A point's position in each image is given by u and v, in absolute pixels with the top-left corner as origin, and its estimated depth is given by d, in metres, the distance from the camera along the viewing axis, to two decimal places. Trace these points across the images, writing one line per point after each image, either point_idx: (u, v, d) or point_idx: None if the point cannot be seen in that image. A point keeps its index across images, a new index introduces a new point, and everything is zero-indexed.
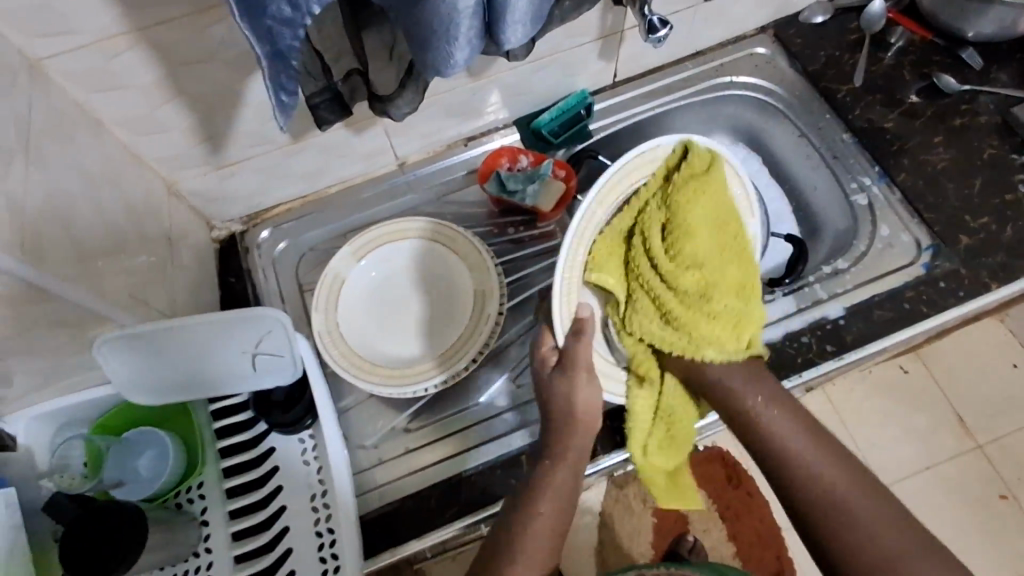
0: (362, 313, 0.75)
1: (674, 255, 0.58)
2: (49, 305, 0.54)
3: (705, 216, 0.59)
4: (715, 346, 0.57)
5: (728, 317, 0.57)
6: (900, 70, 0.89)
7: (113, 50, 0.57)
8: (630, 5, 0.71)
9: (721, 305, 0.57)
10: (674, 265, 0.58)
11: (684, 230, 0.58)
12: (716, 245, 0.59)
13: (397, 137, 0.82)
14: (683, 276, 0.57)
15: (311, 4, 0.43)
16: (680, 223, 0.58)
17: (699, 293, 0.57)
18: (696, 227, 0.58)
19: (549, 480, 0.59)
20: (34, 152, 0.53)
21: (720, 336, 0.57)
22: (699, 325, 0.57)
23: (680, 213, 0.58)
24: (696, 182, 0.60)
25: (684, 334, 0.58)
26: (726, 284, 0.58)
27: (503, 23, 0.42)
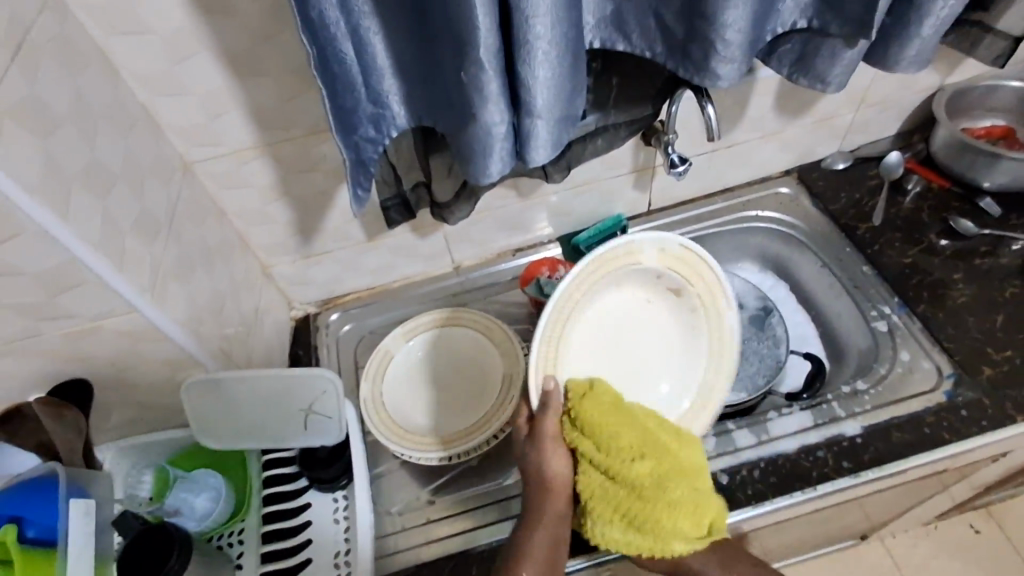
0: (403, 387, 0.85)
1: (609, 456, 0.60)
2: (156, 346, 0.67)
3: (623, 417, 0.61)
4: (681, 537, 0.59)
5: (687, 508, 0.59)
6: (920, 213, 0.96)
7: (244, 159, 0.75)
8: (658, 145, 0.85)
9: (681, 496, 0.59)
10: (622, 465, 0.59)
11: (608, 434, 0.60)
12: (646, 436, 0.61)
13: (455, 244, 0.96)
14: (637, 469, 0.59)
15: (390, 130, 0.59)
16: (603, 433, 0.60)
17: (656, 485, 0.58)
18: (623, 430, 0.60)
19: (525, 546, 0.62)
20: (174, 228, 0.68)
21: (684, 527, 0.59)
22: (662, 517, 0.58)
23: (599, 425, 0.60)
24: (593, 394, 0.62)
25: (650, 534, 0.59)
26: (673, 472, 0.60)
27: (529, 148, 0.56)
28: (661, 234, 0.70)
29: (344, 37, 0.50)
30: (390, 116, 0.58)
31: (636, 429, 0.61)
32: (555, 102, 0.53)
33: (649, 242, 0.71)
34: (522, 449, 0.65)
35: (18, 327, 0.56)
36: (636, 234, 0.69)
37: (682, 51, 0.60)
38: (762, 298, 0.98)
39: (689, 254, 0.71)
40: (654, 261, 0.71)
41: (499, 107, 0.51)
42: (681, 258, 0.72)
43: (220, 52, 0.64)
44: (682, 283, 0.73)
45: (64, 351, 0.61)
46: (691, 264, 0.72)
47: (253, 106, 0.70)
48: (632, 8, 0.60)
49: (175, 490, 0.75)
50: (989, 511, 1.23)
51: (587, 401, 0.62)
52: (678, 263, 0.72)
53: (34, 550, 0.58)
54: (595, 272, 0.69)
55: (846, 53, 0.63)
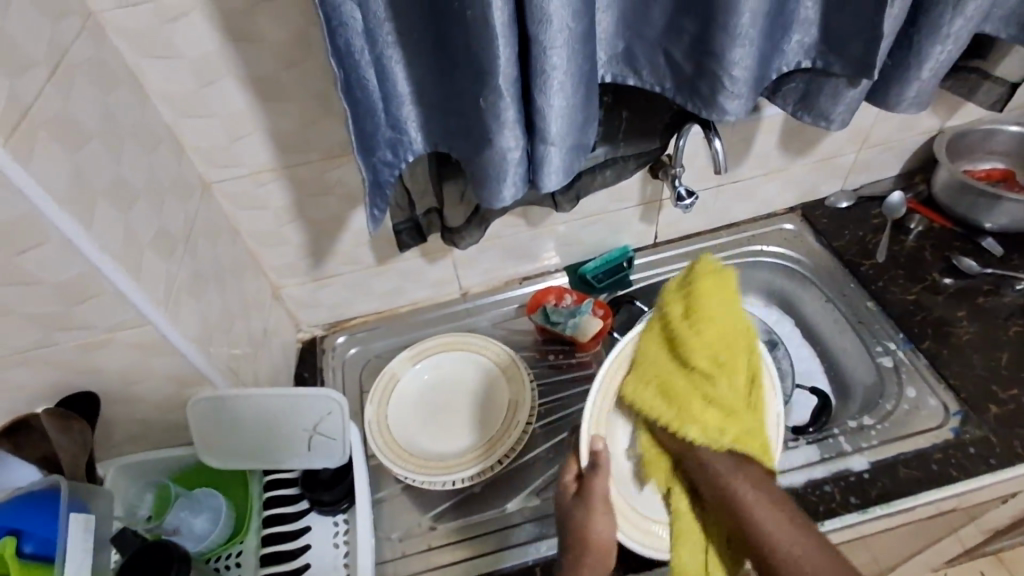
0: (408, 409, 0.85)
1: (692, 335, 0.57)
2: (165, 361, 0.67)
3: (728, 312, 0.58)
4: (698, 426, 0.56)
5: (720, 408, 0.57)
6: (923, 251, 0.97)
7: (262, 180, 0.77)
8: (664, 179, 0.87)
9: (721, 394, 0.56)
10: (691, 340, 0.57)
11: (701, 314, 0.57)
12: (730, 340, 0.57)
13: (463, 270, 0.97)
14: (698, 355, 0.56)
15: (406, 154, 0.61)
16: (700, 306, 0.57)
17: (706, 374, 0.56)
18: (719, 314, 0.57)
19: None
20: (190, 245, 0.70)
21: (706, 421, 0.56)
22: (692, 402, 0.56)
23: (698, 301, 0.57)
24: (711, 276, 0.59)
25: (673, 408, 0.57)
26: (731, 377, 0.57)
27: (542, 172, 0.57)
28: None
29: (367, 64, 0.52)
30: (407, 141, 0.60)
31: (726, 328, 0.57)
32: (568, 129, 0.55)
33: None
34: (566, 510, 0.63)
35: (32, 336, 0.57)
36: None
37: (690, 86, 0.63)
38: (767, 331, 0.98)
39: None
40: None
41: (514, 133, 0.53)
42: None
43: (244, 77, 0.67)
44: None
45: (75, 362, 0.62)
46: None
47: (274, 129, 0.72)
48: (642, 45, 0.62)
49: (174, 509, 0.74)
50: (1001, 559, 1.25)
51: (702, 277, 0.59)
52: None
53: (30, 565, 0.58)
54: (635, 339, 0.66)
55: (849, 92, 0.65)
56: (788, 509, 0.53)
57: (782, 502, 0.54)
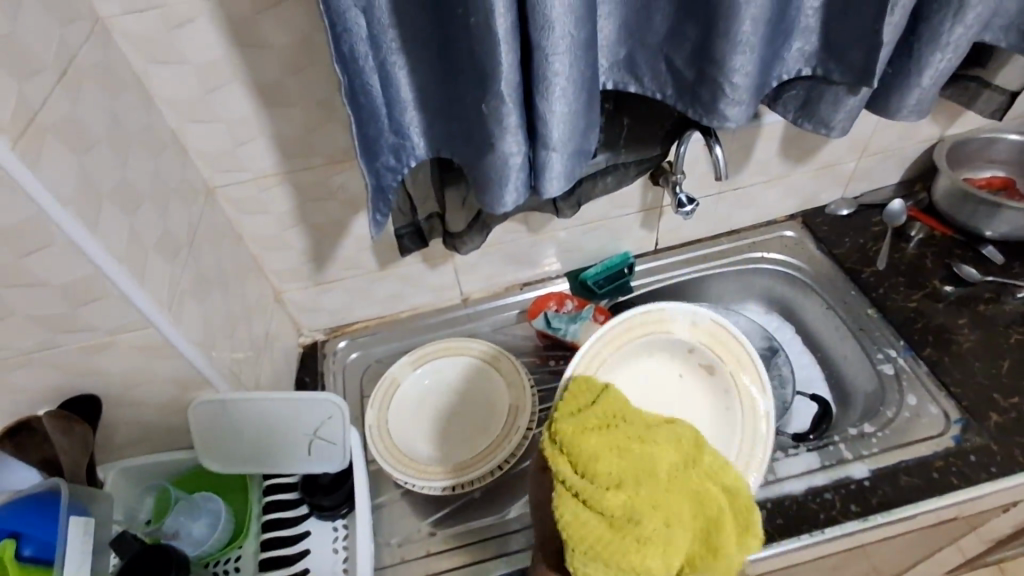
0: (409, 414, 0.85)
1: (586, 483, 0.49)
2: (167, 365, 0.67)
3: (606, 430, 0.52)
4: (648, 574, 0.47)
5: (658, 541, 0.48)
6: (923, 259, 0.97)
7: (266, 185, 0.77)
8: (665, 185, 0.87)
9: (651, 527, 0.48)
10: (594, 488, 0.49)
11: (585, 458, 0.49)
12: (622, 454, 0.50)
13: (464, 276, 0.97)
14: (610, 497, 0.48)
15: (409, 160, 0.61)
16: (577, 452, 0.50)
17: (626, 517, 0.48)
18: (601, 448, 0.50)
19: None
20: (193, 249, 0.70)
21: (651, 564, 0.47)
22: (627, 556, 0.47)
23: (574, 444, 0.50)
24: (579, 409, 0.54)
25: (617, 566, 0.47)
26: (656, 498, 0.49)
27: (544, 177, 0.58)
28: (693, 305, 0.71)
29: (371, 70, 0.53)
30: (410, 147, 0.61)
31: (616, 449, 0.50)
32: (570, 135, 0.56)
33: (679, 312, 0.72)
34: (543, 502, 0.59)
35: (36, 338, 0.58)
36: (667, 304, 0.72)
37: (692, 93, 0.63)
38: (768, 337, 0.98)
39: (722, 333, 0.71)
40: (685, 333, 0.72)
41: (516, 138, 0.54)
42: (712, 330, 0.71)
43: (249, 82, 0.68)
44: (716, 361, 0.71)
45: (78, 365, 0.62)
46: (725, 344, 0.71)
47: (278, 134, 0.73)
48: (644, 52, 0.63)
49: (173, 512, 0.74)
50: (1003, 569, 1.25)
51: (568, 415, 0.54)
52: (710, 338, 0.71)
53: (29, 568, 0.57)
54: (630, 335, 0.72)
55: (850, 99, 0.66)
56: None
57: None
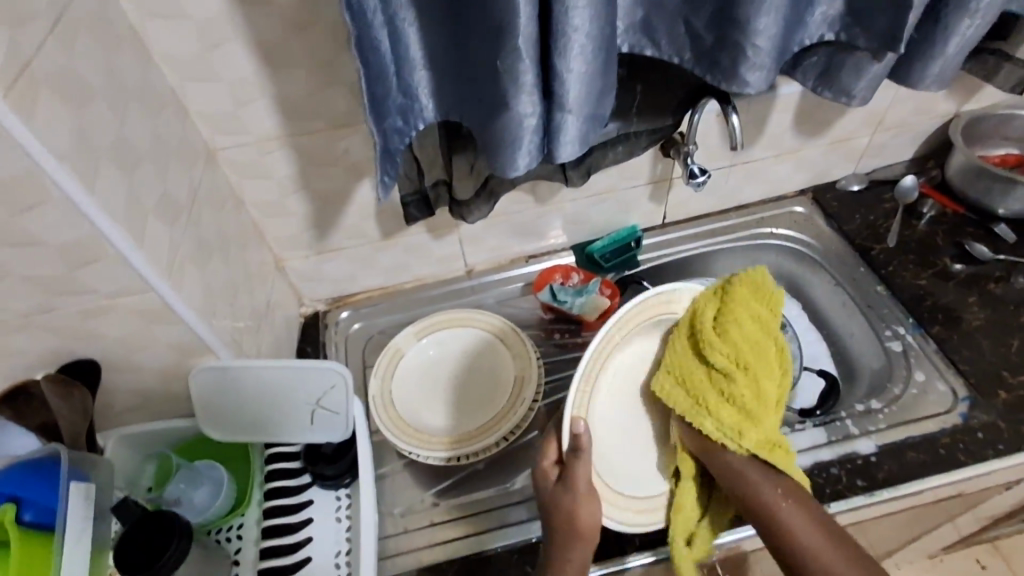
0: (412, 385, 0.85)
1: (717, 337, 0.63)
2: (168, 330, 0.66)
3: (754, 320, 0.65)
4: (715, 420, 0.62)
5: (739, 403, 0.62)
6: (934, 236, 0.96)
7: (268, 149, 0.75)
8: (676, 157, 0.85)
9: (744, 396, 0.61)
10: (718, 343, 0.63)
11: (734, 320, 0.63)
12: (753, 342, 0.64)
13: (469, 247, 0.96)
14: (721, 356, 0.62)
15: (417, 122, 0.59)
16: (729, 313, 0.64)
17: (730, 372, 0.62)
18: (744, 323, 0.64)
19: None
20: (194, 213, 0.68)
21: (723, 418, 0.62)
22: (713, 401, 0.62)
23: (731, 305, 0.64)
24: (750, 288, 0.66)
25: (693, 399, 0.64)
26: (756, 384, 0.62)
27: (557, 141, 0.56)
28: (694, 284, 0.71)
29: (381, 25, 0.50)
30: (419, 109, 0.59)
31: (752, 334, 0.64)
32: (586, 98, 0.54)
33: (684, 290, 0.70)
34: (550, 496, 0.63)
35: (33, 300, 0.56)
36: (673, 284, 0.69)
37: (710, 58, 0.61)
38: (775, 313, 0.98)
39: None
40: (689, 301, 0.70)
41: (532, 98, 0.52)
42: None
43: (250, 40, 0.65)
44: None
45: (76, 329, 0.61)
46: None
47: (280, 95, 0.70)
48: (662, 14, 0.60)
49: (175, 480, 0.73)
50: (998, 548, 1.26)
51: (742, 289, 0.65)
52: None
53: (30, 533, 0.57)
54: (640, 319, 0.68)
55: (872, 67, 0.64)
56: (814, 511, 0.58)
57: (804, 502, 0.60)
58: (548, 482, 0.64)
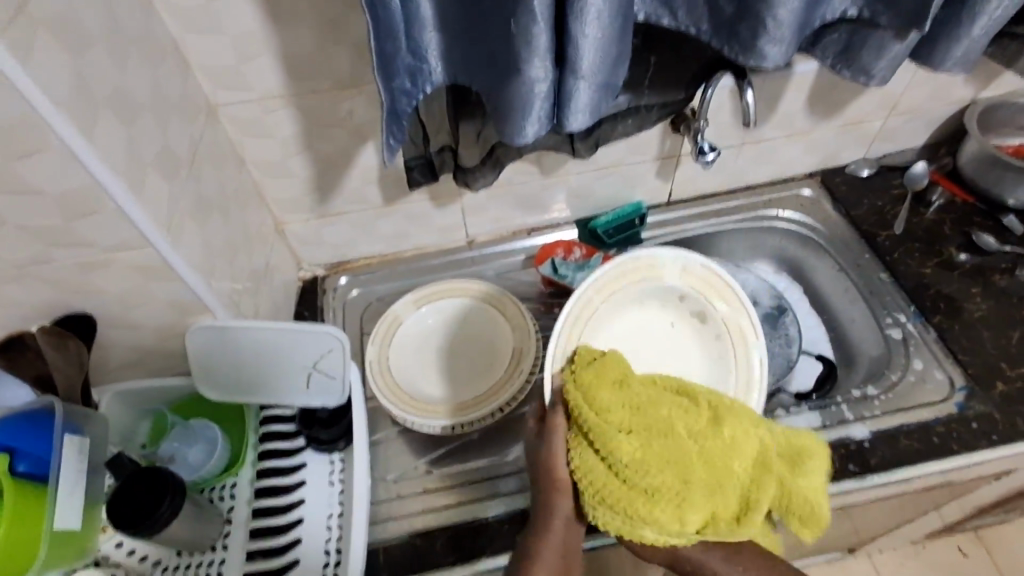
0: (410, 353, 0.84)
1: (598, 433, 0.53)
2: (166, 288, 0.65)
3: (624, 392, 0.54)
4: (653, 526, 0.51)
5: (668, 497, 0.51)
6: (942, 225, 0.95)
7: (271, 107, 0.73)
8: (686, 133, 0.84)
9: (663, 484, 0.51)
10: (608, 436, 0.52)
11: (601, 408, 0.53)
12: (636, 414, 0.53)
13: (471, 217, 0.94)
14: (619, 449, 0.52)
15: (426, 84, 0.57)
16: (595, 405, 0.53)
17: (636, 470, 0.51)
18: (613, 404, 0.53)
19: (533, 556, 0.57)
20: (194, 168, 0.67)
21: (660, 517, 0.51)
22: (637, 505, 0.51)
23: (594, 398, 0.54)
24: (604, 361, 0.56)
25: (622, 512, 0.52)
26: (668, 459, 0.52)
27: (568, 110, 0.55)
28: (685, 252, 0.67)
29: None
30: (427, 71, 0.57)
31: (631, 407, 0.53)
32: (600, 65, 0.53)
33: (671, 258, 0.67)
34: (532, 446, 0.61)
35: (30, 249, 0.55)
36: (659, 250, 0.66)
37: (729, 29, 0.59)
38: (776, 296, 0.97)
39: (714, 278, 0.67)
40: (675, 279, 0.67)
41: (544, 63, 0.51)
42: (707, 282, 0.67)
43: None
44: (705, 305, 0.68)
45: (72, 282, 0.60)
46: (716, 287, 0.67)
47: (284, 51, 0.68)
48: None
49: (171, 438, 0.74)
50: (980, 537, 1.28)
51: (596, 373, 0.55)
52: (702, 284, 0.67)
53: (23, 483, 0.57)
54: (618, 285, 0.66)
55: (894, 46, 0.62)
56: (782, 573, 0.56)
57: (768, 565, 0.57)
58: (533, 431, 0.62)
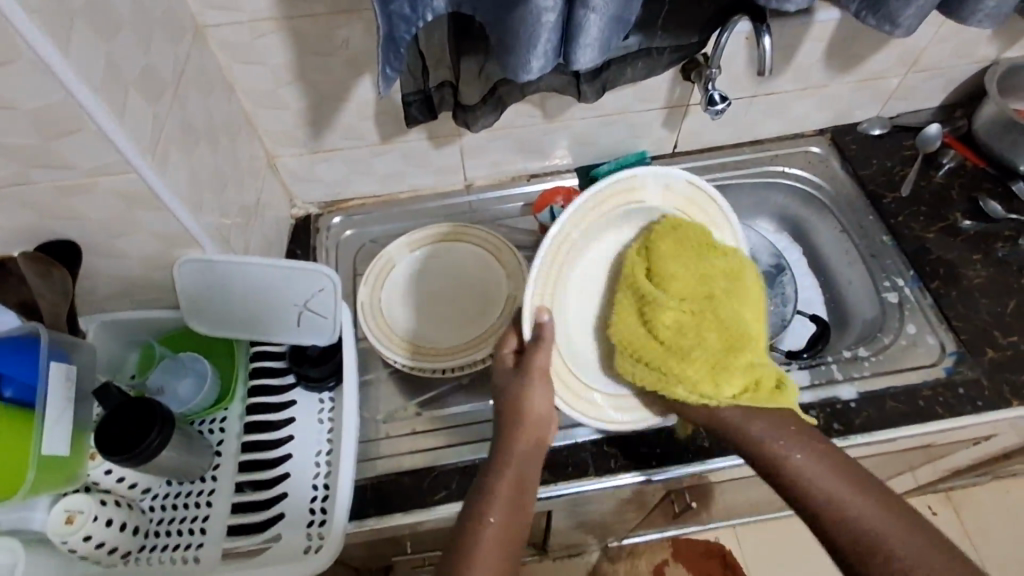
0: (402, 296, 0.83)
1: (660, 289, 0.59)
2: (151, 219, 0.63)
3: (690, 263, 0.60)
4: (684, 385, 0.58)
5: (709, 356, 0.57)
6: (950, 189, 0.93)
7: (262, 31, 0.70)
8: (697, 81, 0.81)
9: (701, 348, 0.57)
10: (663, 295, 0.59)
11: (669, 270, 0.59)
12: (697, 278, 0.60)
13: (469, 159, 0.92)
14: (668, 311, 0.58)
15: (426, 12, 0.54)
16: (664, 268, 0.60)
17: (677, 331, 0.58)
18: (682, 269, 0.60)
19: (490, 487, 0.59)
20: (180, 93, 0.64)
21: (694, 377, 0.57)
22: (672, 363, 0.58)
23: (665, 262, 0.60)
24: (676, 232, 0.62)
25: (656, 369, 0.59)
26: (716, 326, 0.58)
27: (576, 46, 0.52)
28: (667, 170, 0.64)
29: None
30: None
31: (696, 273, 0.60)
32: None
33: (653, 179, 0.65)
34: (505, 377, 0.63)
35: (9, 170, 0.53)
36: (640, 169, 0.63)
37: None
38: (777, 255, 0.97)
39: (697, 195, 0.67)
40: (658, 201, 0.66)
41: None
42: (688, 195, 0.67)
43: None
44: (688, 222, 0.68)
45: (54, 206, 0.58)
46: (699, 204, 0.67)
47: None
48: None
49: (158, 370, 0.75)
50: (951, 499, 1.32)
51: (668, 244, 0.61)
52: (685, 203, 0.67)
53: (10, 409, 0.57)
54: (602, 211, 0.63)
55: None
56: (816, 440, 0.56)
57: (815, 445, 0.56)
58: (506, 363, 0.65)
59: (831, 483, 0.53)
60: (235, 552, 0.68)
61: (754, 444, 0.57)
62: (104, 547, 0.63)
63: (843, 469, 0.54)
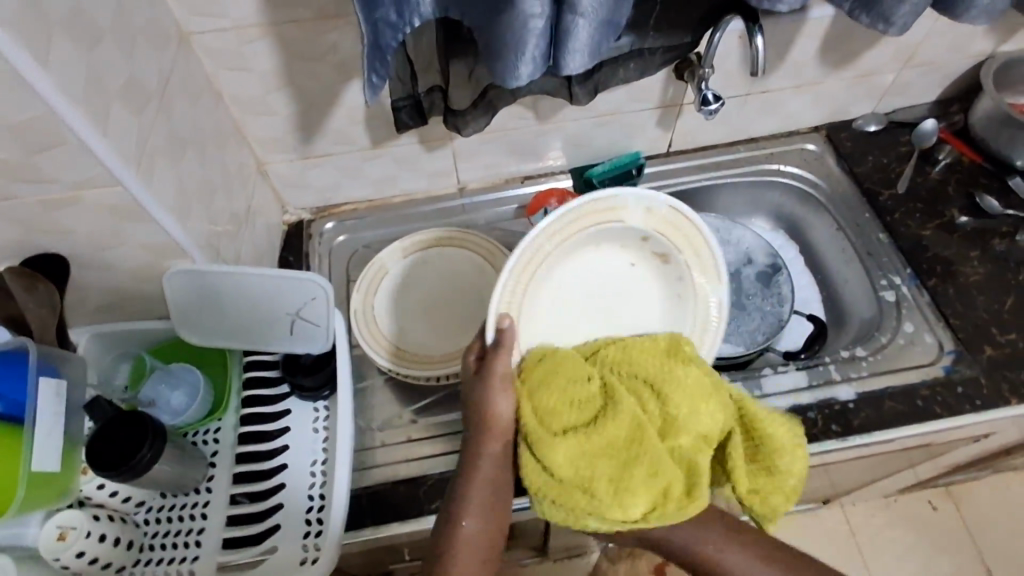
0: (396, 302, 0.83)
1: (543, 430, 0.54)
2: (138, 230, 0.62)
3: (574, 390, 0.55)
4: (597, 518, 0.52)
5: (609, 483, 0.52)
6: (946, 185, 0.93)
7: (248, 37, 0.69)
8: (691, 80, 0.80)
9: (599, 477, 0.52)
10: (550, 438, 0.53)
11: (548, 409, 0.54)
12: (582, 409, 0.54)
13: (462, 162, 0.91)
14: (557, 451, 0.53)
15: (413, 17, 0.53)
16: (543, 410, 0.54)
17: (573, 468, 0.52)
18: (560, 402, 0.54)
19: (461, 498, 0.58)
20: (165, 102, 0.63)
21: (604, 507, 0.52)
22: (579, 501, 0.52)
23: (542, 401, 0.55)
24: (548, 362, 0.57)
25: (564, 508, 0.53)
26: (607, 450, 0.53)
27: (565, 51, 0.52)
28: (651, 193, 0.63)
29: None
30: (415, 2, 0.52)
31: (581, 402, 0.54)
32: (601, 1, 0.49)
33: (634, 199, 0.64)
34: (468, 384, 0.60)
35: None
36: (620, 190, 0.63)
37: None
38: (773, 255, 0.96)
39: (680, 221, 0.65)
40: (639, 221, 0.65)
41: None
42: (671, 221, 0.65)
43: None
44: (671, 247, 0.67)
45: (39, 220, 0.57)
46: (682, 230, 0.66)
47: None
48: None
49: (151, 381, 0.73)
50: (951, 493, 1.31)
51: (543, 383, 0.56)
52: (668, 227, 0.66)
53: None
54: (579, 227, 0.64)
55: None
56: (735, 527, 0.60)
57: (739, 537, 0.60)
58: (469, 368, 0.61)
59: (760, 574, 0.58)
60: (231, 565, 0.68)
61: (686, 548, 0.60)
62: (98, 562, 0.63)
63: (764, 554, 0.59)
